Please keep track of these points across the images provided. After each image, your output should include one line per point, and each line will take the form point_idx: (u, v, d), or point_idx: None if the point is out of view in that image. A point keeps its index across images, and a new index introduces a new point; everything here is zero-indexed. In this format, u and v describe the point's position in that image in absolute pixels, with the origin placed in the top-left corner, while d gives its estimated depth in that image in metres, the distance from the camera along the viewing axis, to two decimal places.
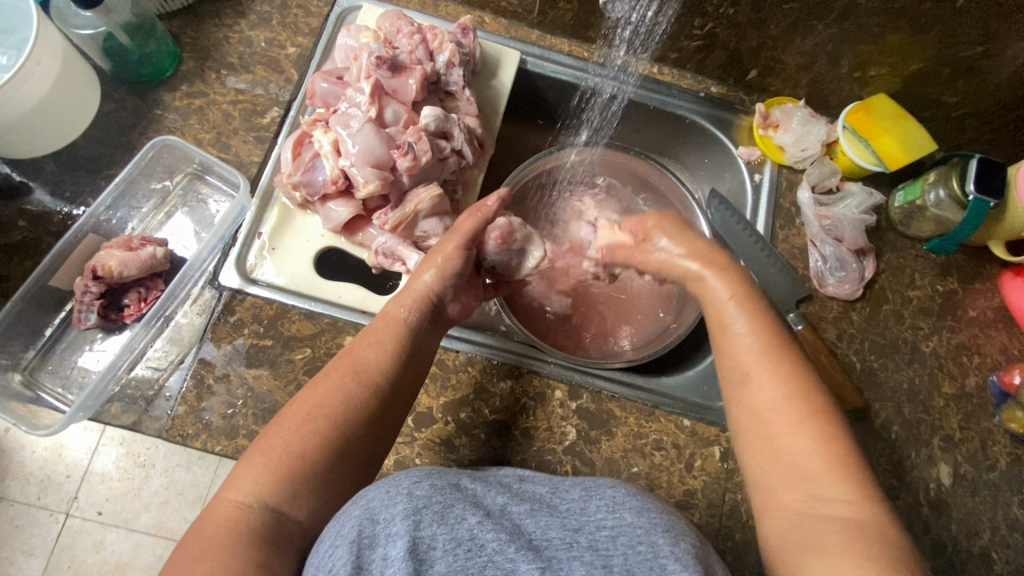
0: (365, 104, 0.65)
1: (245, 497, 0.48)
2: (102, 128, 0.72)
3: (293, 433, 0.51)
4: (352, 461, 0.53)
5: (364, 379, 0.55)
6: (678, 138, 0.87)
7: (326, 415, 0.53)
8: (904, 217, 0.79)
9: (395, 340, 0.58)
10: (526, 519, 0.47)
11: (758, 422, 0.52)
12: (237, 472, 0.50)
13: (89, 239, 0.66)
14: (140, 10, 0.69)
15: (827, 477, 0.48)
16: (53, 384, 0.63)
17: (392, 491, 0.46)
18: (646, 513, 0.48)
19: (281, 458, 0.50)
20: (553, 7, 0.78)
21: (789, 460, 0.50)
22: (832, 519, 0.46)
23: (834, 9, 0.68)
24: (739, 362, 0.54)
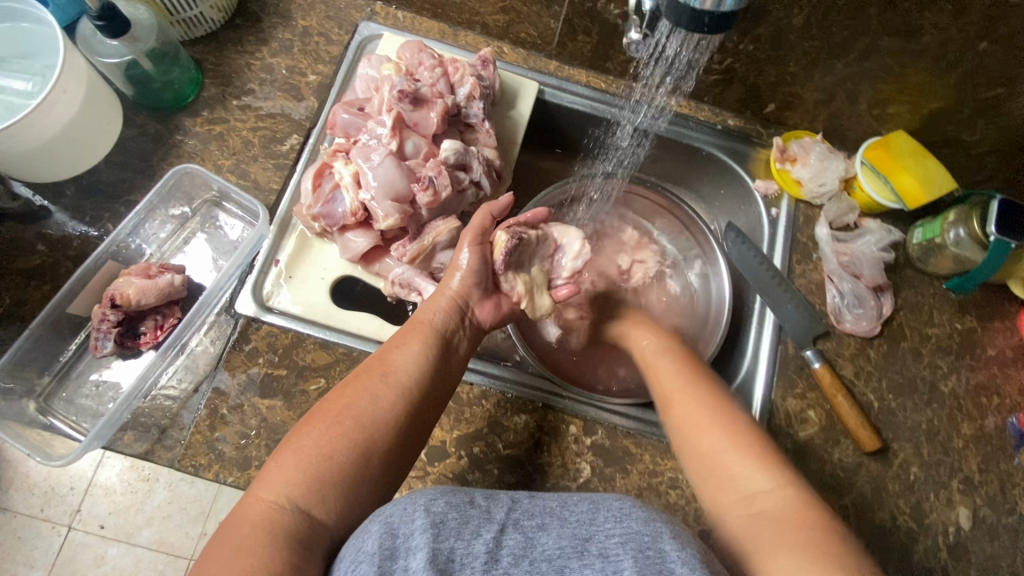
0: (387, 138, 0.65)
1: (277, 498, 0.47)
2: (122, 153, 0.72)
3: (323, 433, 0.51)
4: (385, 465, 0.52)
5: (393, 380, 0.55)
6: (695, 169, 0.87)
7: (356, 416, 0.52)
8: (923, 253, 0.79)
9: (424, 342, 0.58)
10: (539, 533, 0.46)
11: (687, 437, 0.60)
12: (268, 473, 0.49)
13: (108, 266, 0.66)
14: (165, 38, 0.69)
15: (752, 474, 0.54)
16: (67, 412, 0.63)
17: (411, 505, 0.46)
18: (651, 522, 0.46)
19: (310, 458, 0.49)
20: (572, 39, 0.78)
21: (719, 466, 0.56)
22: (764, 510, 0.51)
23: (856, 49, 0.68)
24: (666, 389, 0.65)
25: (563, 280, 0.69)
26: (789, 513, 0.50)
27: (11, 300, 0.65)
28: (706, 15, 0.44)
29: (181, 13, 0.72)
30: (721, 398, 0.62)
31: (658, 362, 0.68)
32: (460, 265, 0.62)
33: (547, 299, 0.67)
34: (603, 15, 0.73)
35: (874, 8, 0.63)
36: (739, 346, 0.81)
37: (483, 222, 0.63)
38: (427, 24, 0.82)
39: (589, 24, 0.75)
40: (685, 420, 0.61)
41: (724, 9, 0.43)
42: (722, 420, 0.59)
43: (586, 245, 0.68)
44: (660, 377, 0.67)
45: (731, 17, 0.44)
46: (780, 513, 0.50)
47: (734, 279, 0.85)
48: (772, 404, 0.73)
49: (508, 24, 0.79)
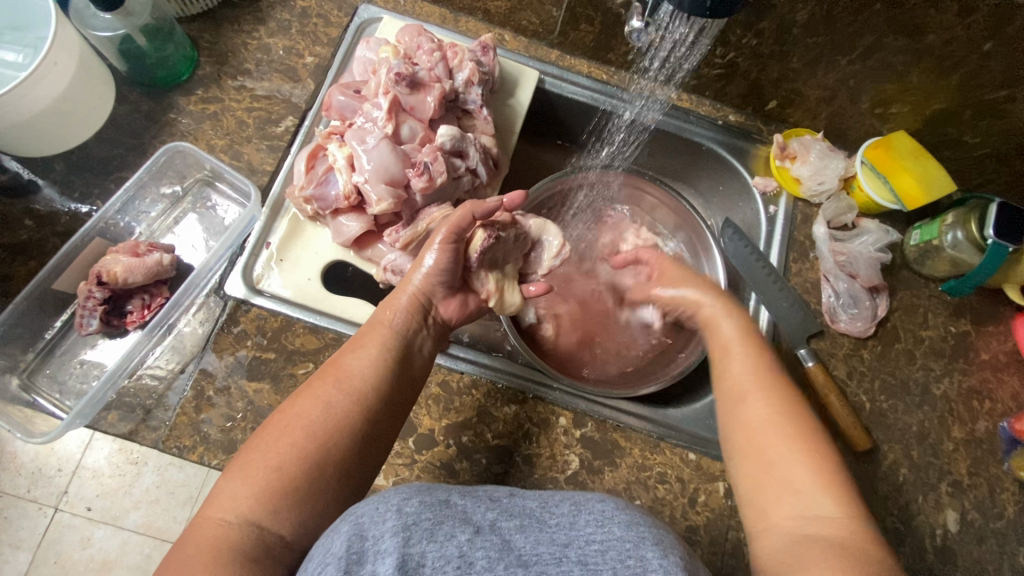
0: (383, 124, 0.64)
1: (229, 514, 0.46)
2: (114, 129, 0.71)
3: (272, 445, 0.50)
4: (338, 475, 0.51)
5: (344, 387, 0.54)
6: (694, 164, 0.86)
7: (305, 426, 0.51)
8: (919, 255, 0.78)
9: (379, 345, 0.58)
10: (516, 534, 0.46)
11: (750, 438, 0.55)
12: (218, 490, 0.48)
13: (96, 243, 0.65)
14: (160, 14, 0.68)
15: (815, 492, 0.50)
16: (51, 390, 0.62)
17: (382, 506, 0.45)
18: (635, 526, 0.46)
19: (261, 473, 0.48)
20: (574, 28, 0.77)
21: (775, 476, 0.52)
22: (820, 536, 0.47)
23: (860, 45, 0.67)
24: (736, 383, 0.58)
25: (537, 275, 0.72)
26: (852, 547, 0.45)
27: None
28: None
29: None
30: (795, 404, 0.56)
31: (729, 354, 0.61)
32: (424, 265, 0.62)
33: (518, 293, 0.69)
34: (605, 4, 0.72)
35: (880, 5, 0.62)
36: None
37: (461, 220, 0.61)
38: (428, 9, 0.81)
39: (591, 13, 0.74)
40: (750, 421, 0.55)
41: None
42: (799, 435, 0.53)
43: (564, 243, 0.71)
44: (729, 370, 0.60)
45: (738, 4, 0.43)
46: (838, 543, 0.46)
47: (731, 275, 0.84)
48: None
49: (510, 12, 0.78)
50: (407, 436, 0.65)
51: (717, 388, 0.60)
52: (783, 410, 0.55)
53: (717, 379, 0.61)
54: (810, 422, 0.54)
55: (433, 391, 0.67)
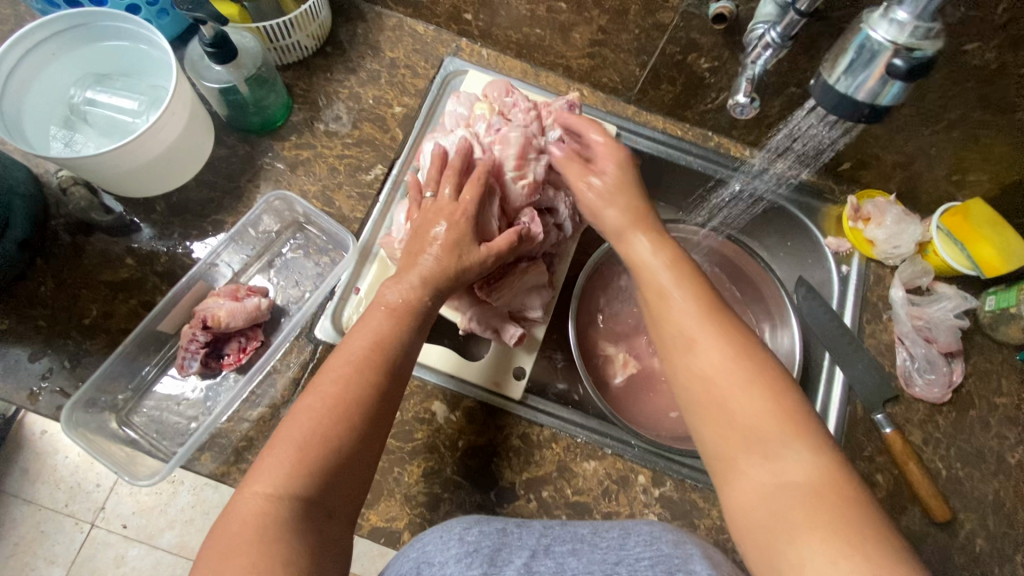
0: (456, 184, 0.61)
1: (266, 487, 0.44)
2: (213, 172, 0.74)
3: (309, 423, 0.46)
4: (354, 445, 0.47)
5: (353, 360, 0.50)
6: (764, 220, 0.87)
7: (332, 400, 0.47)
8: (994, 321, 0.78)
9: (401, 320, 0.53)
10: (569, 558, 0.53)
11: (705, 388, 0.51)
12: (260, 465, 0.45)
13: (198, 286, 0.67)
14: (266, 66, 0.71)
15: (781, 435, 0.47)
16: (148, 429, 0.63)
17: (447, 536, 0.53)
18: (681, 545, 0.52)
19: (288, 453, 0.45)
20: (655, 87, 0.79)
21: (740, 425, 0.49)
22: (796, 482, 0.45)
23: (946, 118, 0.68)
24: (684, 329, 0.54)
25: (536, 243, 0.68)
26: (823, 487, 0.44)
27: (98, 312, 0.66)
28: (867, 106, 0.44)
29: (280, 41, 0.74)
30: (746, 342, 0.53)
31: (672, 296, 0.57)
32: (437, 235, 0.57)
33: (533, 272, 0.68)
34: (691, 67, 0.73)
35: (973, 83, 0.63)
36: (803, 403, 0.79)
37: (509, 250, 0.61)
38: (510, 62, 0.84)
39: (675, 75, 0.76)
40: (706, 369, 0.52)
41: (885, 100, 0.44)
42: (756, 374, 0.50)
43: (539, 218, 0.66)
44: (676, 314, 0.55)
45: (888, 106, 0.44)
46: (811, 486, 0.44)
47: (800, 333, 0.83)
48: None
49: (591, 69, 0.81)
50: (488, 488, 0.65)
51: (662, 334, 0.57)
52: (735, 352, 0.52)
53: (661, 327, 0.57)
54: (761, 358, 0.52)
55: (513, 443, 0.67)
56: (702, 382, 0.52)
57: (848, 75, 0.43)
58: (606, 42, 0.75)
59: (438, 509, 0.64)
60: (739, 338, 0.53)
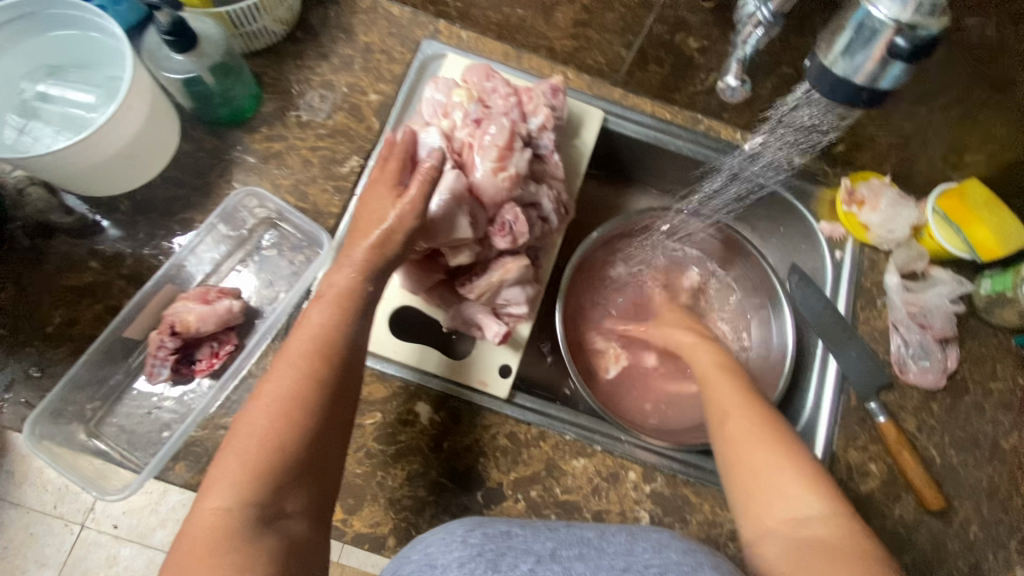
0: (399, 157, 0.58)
1: (220, 500, 0.43)
2: (179, 168, 0.70)
3: (260, 429, 0.45)
4: (306, 445, 0.46)
5: (294, 359, 0.48)
6: (756, 205, 0.85)
7: (278, 405, 0.46)
8: (988, 305, 0.77)
9: (343, 310, 0.51)
10: (576, 562, 0.49)
11: (733, 453, 0.58)
12: (212, 477, 0.44)
13: (166, 289, 0.64)
14: (231, 54, 0.66)
15: (803, 497, 0.53)
16: (119, 440, 0.60)
17: (449, 540, 0.50)
18: (692, 554, 0.49)
19: (237, 464, 0.44)
20: (642, 69, 0.76)
21: (763, 483, 0.55)
22: (815, 539, 0.50)
23: (943, 97, 0.66)
24: (719, 405, 0.62)
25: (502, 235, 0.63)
26: (834, 540, 0.49)
27: (62, 318, 0.63)
28: (865, 91, 0.42)
29: (245, 26, 0.70)
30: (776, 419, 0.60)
31: (716, 379, 0.65)
32: (383, 220, 0.53)
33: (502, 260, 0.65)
34: (679, 48, 0.70)
35: (972, 60, 0.61)
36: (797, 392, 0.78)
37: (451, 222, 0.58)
38: (491, 45, 0.80)
39: (663, 55, 0.72)
40: (737, 438, 0.58)
41: (884, 85, 0.42)
42: (777, 440, 0.57)
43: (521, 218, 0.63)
44: (717, 394, 0.64)
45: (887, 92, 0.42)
46: (824, 538, 0.49)
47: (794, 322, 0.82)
48: (834, 456, 0.71)
49: (575, 51, 0.77)
50: (476, 489, 0.63)
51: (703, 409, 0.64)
52: (759, 421, 0.59)
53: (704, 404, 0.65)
54: (783, 428, 0.59)
55: (501, 442, 0.65)
56: (729, 445, 0.59)
57: (846, 57, 0.41)
58: (590, 23, 0.72)
59: (424, 513, 0.62)
60: (764, 410, 0.60)
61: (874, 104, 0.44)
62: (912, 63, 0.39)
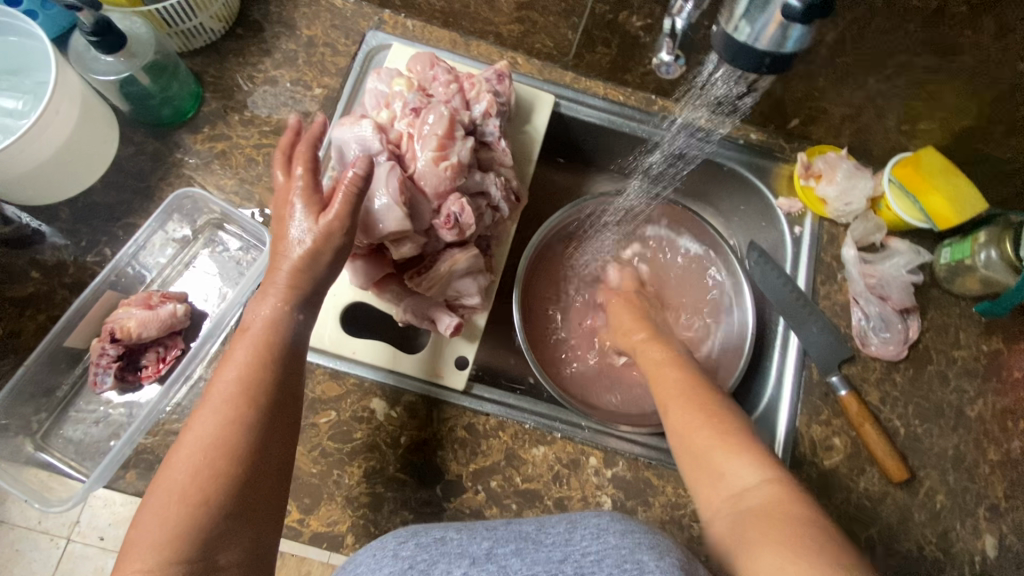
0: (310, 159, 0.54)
1: (143, 561, 0.43)
2: (120, 172, 0.68)
3: (181, 481, 0.45)
4: (234, 494, 0.46)
5: (218, 402, 0.48)
6: (714, 183, 0.84)
7: (198, 453, 0.46)
8: (949, 274, 0.76)
9: (261, 346, 0.50)
10: (512, 560, 0.49)
11: (677, 438, 0.59)
12: (134, 538, 0.44)
13: (107, 296, 0.63)
14: (164, 51, 0.65)
15: (741, 469, 0.54)
16: (66, 451, 0.59)
17: (379, 556, 0.51)
18: (629, 534, 0.48)
19: (158, 522, 0.44)
20: (590, 51, 0.75)
21: (705, 461, 0.56)
22: (751, 507, 0.50)
23: (889, 66, 0.65)
24: (660, 393, 0.63)
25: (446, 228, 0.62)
26: (772, 507, 0.49)
27: (5, 330, 0.62)
28: (768, 56, 0.41)
29: (180, 24, 0.68)
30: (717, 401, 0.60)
31: (663, 367, 0.66)
32: (300, 239, 0.51)
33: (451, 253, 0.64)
34: (623, 27, 0.69)
35: (913, 25, 0.60)
36: (761, 369, 0.78)
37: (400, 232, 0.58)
38: (438, 33, 0.79)
39: (608, 36, 0.71)
40: (680, 422, 0.59)
41: (787, 49, 0.41)
42: (714, 417, 0.58)
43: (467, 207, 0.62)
44: (661, 380, 0.64)
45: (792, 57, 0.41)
46: (763, 507, 0.50)
47: (757, 299, 0.81)
48: (797, 431, 0.71)
49: (523, 35, 0.76)
50: (435, 483, 0.63)
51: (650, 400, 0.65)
52: (698, 402, 0.60)
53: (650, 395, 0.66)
54: (722, 408, 0.59)
55: (459, 435, 0.65)
56: (673, 432, 0.59)
57: (747, 22, 0.40)
58: (532, 5, 0.70)
59: (383, 509, 0.61)
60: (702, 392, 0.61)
61: (779, 70, 0.43)
62: (810, 24, 0.38)
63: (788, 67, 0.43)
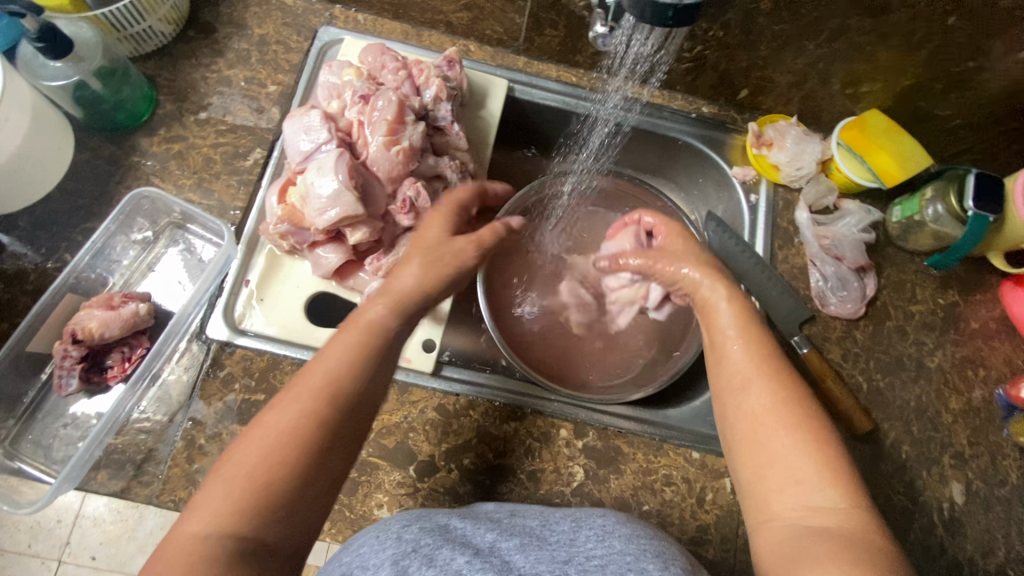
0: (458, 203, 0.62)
1: (203, 529, 0.40)
2: (77, 178, 0.69)
3: (259, 455, 0.43)
4: (301, 482, 0.44)
5: (315, 386, 0.46)
6: (670, 158, 0.86)
7: (286, 435, 0.44)
8: (902, 231, 0.78)
9: (362, 343, 0.50)
10: (516, 554, 0.48)
11: (749, 429, 0.52)
12: (199, 498, 0.42)
13: (68, 299, 0.63)
14: (112, 55, 0.66)
15: (820, 486, 0.47)
16: (36, 456, 0.60)
17: (382, 538, 0.48)
18: (635, 540, 0.48)
19: (225, 492, 0.41)
20: (539, 34, 0.76)
21: (778, 466, 0.49)
22: (820, 529, 0.45)
23: (825, 30, 0.67)
24: (734, 372, 0.55)
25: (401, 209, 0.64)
26: (851, 536, 0.44)
27: None
28: (670, 8, 0.44)
29: (129, 28, 0.69)
30: (803, 395, 0.52)
31: (748, 341, 0.56)
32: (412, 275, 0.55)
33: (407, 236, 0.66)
34: (568, 8, 0.70)
35: None
36: None
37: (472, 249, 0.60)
38: (389, 25, 0.80)
39: (554, 18, 0.73)
40: (763, 411, 0.51)
41: (687, 2, 0.44)
42: (802, 422, 0.50)
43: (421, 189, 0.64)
44: (738, 361, 0.55)
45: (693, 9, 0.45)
46: (839, 535, 0.44)
47: None
48: None
49: (472, 22, 0.77)
50: (408, 464, 0.64)
51: (716, 376, 0.56)
52: (787, 397, 0.52)
53: (715, 370, 0.57)
54: (812, 410, 0.51)
55: (430, 416, 0.66)
56: (746, 421, 0.52)
57: None
58: None
59: (357, 493, 0.62)
60: (792, 386, 0.52)
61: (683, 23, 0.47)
62: None
63: (692, 19, 0.46)
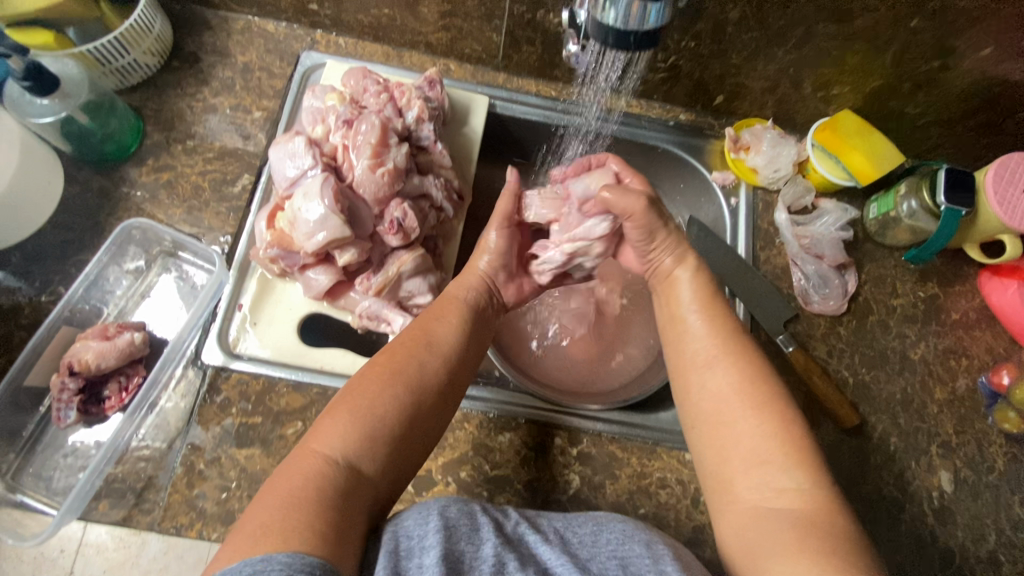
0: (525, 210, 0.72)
1: (332, 450, 0.47)
2: (67, 211, 0.70)
3: (377, 394, 0.51)
4: (407, 425, 0.51)
5: (427, 344, 0.56)
6: (652, 166, 0.87)
7: (405, 381, 0.52)
8: (879, 228, 0.80)
9: (458, 317, 0.61)
10: (543, 547, 0.46)
11: (715, 414, 0.55)
12: (322, 426, 0.49)
13: (63, 332, 0.64)
14: (98, 91, 0.68)
15: (781, 470, 0.50)
16: (37, 488, 0.60)
17: (426, 509, 0.46)
18: (654, 546, 0.47)
19: (350, 420, 0.49)
20: (517, 50, 0.78)
21: (739, 450, 0.52)
22: (784, 510, 0.47)
23: (793, 37, 0.69)
24: (695, 353, 0.58)
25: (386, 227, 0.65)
26: (815, 519, 0.46)
27: None
28: (632, 33, 0.46)
29: (114, 62, 0.70)
30: (769, 378, 0.55)
31: (715, 327, 0.59)
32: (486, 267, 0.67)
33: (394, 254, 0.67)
34: (544, 25, 0.73)
35: None
36: None
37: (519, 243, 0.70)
38: (370, 47, 0.81)
39: (531, 35, 0.75)
40: (729, 396, 0.54)
41: (648, 26, 0.46)
42: (765, 406, 0.53)
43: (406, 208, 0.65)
44: (704, 347, 0.58)
45: (654, 33, 0.47)
46: (799, 516, 0.47)
47: None
48: None
49: (451, 42, 0.79)
50: None
51: (680, 360, 0.60)
52: (752, 383, 0.55)
53: (677, 351, 0.61)
54: (776, 396, 0.54)
55: None
56: (715, 404, 0.55)
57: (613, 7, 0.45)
58: (455, 12, 0.74)
59: None
60: (758, 374, 0.55)
61: (645, 47, 0.49)
62: None
63: (654, 43, 0.48)
